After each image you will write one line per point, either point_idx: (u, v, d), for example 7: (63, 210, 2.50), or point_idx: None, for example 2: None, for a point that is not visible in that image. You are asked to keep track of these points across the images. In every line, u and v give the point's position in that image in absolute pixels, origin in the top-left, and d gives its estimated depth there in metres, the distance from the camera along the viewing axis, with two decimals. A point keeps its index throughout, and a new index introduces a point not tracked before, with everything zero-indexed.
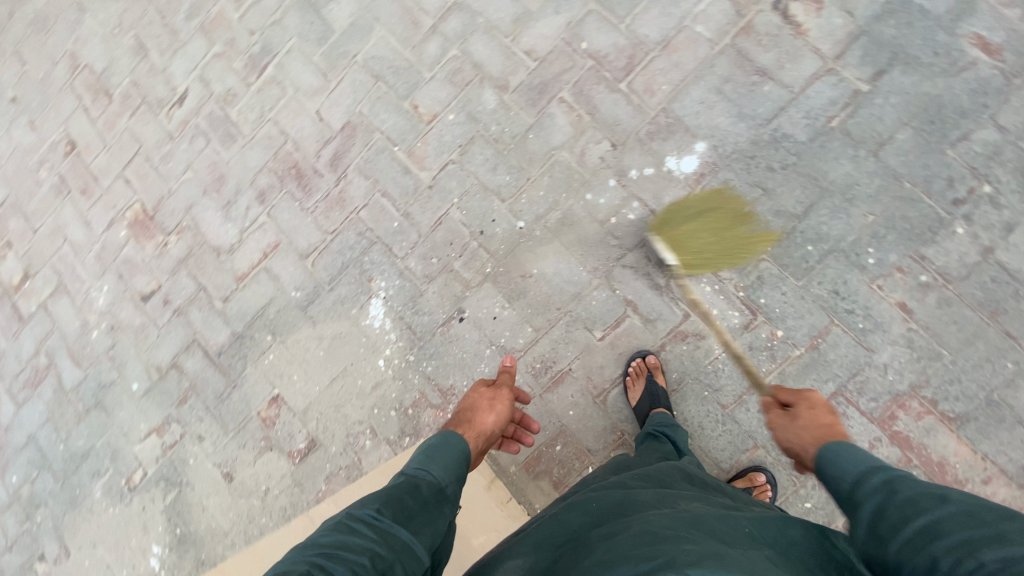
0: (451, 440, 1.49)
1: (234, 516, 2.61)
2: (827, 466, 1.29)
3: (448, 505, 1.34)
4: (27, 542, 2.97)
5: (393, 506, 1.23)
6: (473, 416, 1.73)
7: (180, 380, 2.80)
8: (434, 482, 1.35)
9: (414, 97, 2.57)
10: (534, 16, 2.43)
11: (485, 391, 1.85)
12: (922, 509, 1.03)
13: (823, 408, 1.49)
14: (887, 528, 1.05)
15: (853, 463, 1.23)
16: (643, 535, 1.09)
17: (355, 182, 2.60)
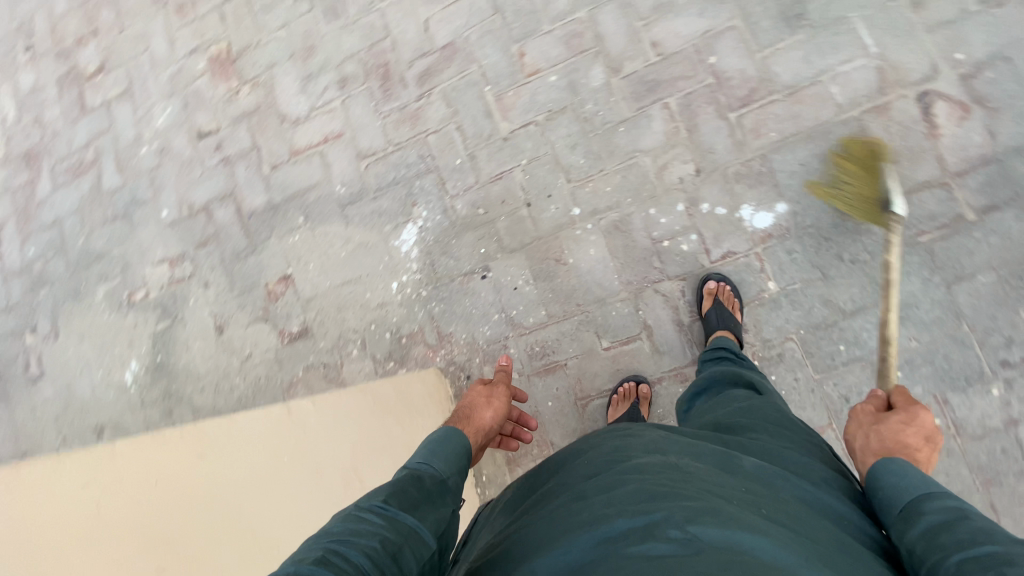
0: (451, 436, 1.51)
1: (212, 366, 2.77)
2: (879, 484, 1.16)
3: (451, 496, 1.35)
4: (26, 311, 3.17)
5: (399, 496, 1.23)
6: (470, 413, 1.74)
7: (206, 224, 2.87)
8: (437, 476, 1.37)
9: (525, 44, 2.47)
10: (676, 9, 2.29)
11: (482, 391, 1.86)
12: (992, 534, 0.92)
13: (920, 437, 1.29)
14: (949, 539, 0.94)
15: (914, 475, 1.11)
16: (640, 488, 1.09)
17: (435, 105, 2.56)
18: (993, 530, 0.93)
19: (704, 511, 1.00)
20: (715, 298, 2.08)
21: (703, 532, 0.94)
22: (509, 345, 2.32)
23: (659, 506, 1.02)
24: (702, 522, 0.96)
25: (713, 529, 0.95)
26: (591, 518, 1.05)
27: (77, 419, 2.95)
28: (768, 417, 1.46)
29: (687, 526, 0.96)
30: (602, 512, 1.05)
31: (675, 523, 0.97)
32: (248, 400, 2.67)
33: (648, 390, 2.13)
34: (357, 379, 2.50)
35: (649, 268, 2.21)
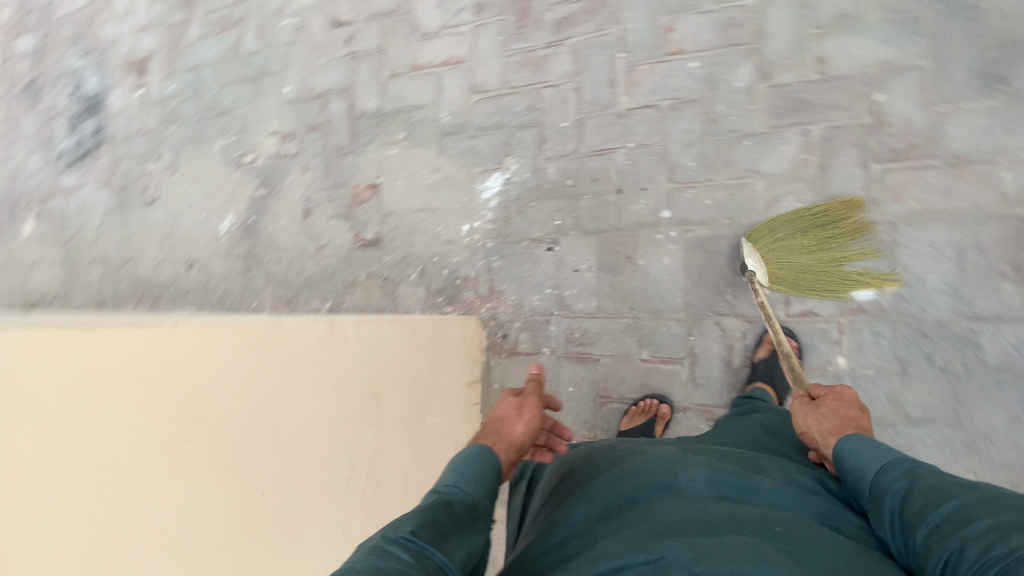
0: (483, 452, 1.30)
1: (292, 243, 3.03)
2: (841, 462, 1.24)
3: (484, 522, 1.19)
4: (157, 140, 3.55)
5: (428, 526, 1.09)
6: (498, 427, 1.41)
7: (319, 112, 3.01)
8: (469, 501, 1.20)
9: (677, 18, 2.24)
10: (859, 27, 1.98)
11: (510, 399, 1.49)
12: (947, 495, 1.02)
13: (854, 409, 1.37)
14: (912, 513, 1.04)
15: (866, 449, 1.20)
16: (648, 525, 1.14)
17: (562, 58, 2.43)
18: (947, 492, 1.03)
19: (716, 546, 1.03)
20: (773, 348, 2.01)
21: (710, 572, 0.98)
22: (551, 321, 2.36)
23: (664, 540, 1.08)
24: (705, 565, 0.99)
25: (718, 565, 0.98)
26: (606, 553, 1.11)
27: (177, 247, 3.42)
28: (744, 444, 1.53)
29: (693, 564, 1.00)
30: (607, 548, 1.13)
31: (680, 564, 1.01)
32: (314, 283, 2.95)
33: (670, 411, 2.11)
34: (409, 300, 2.69)
35: (717, 298, 2.12)
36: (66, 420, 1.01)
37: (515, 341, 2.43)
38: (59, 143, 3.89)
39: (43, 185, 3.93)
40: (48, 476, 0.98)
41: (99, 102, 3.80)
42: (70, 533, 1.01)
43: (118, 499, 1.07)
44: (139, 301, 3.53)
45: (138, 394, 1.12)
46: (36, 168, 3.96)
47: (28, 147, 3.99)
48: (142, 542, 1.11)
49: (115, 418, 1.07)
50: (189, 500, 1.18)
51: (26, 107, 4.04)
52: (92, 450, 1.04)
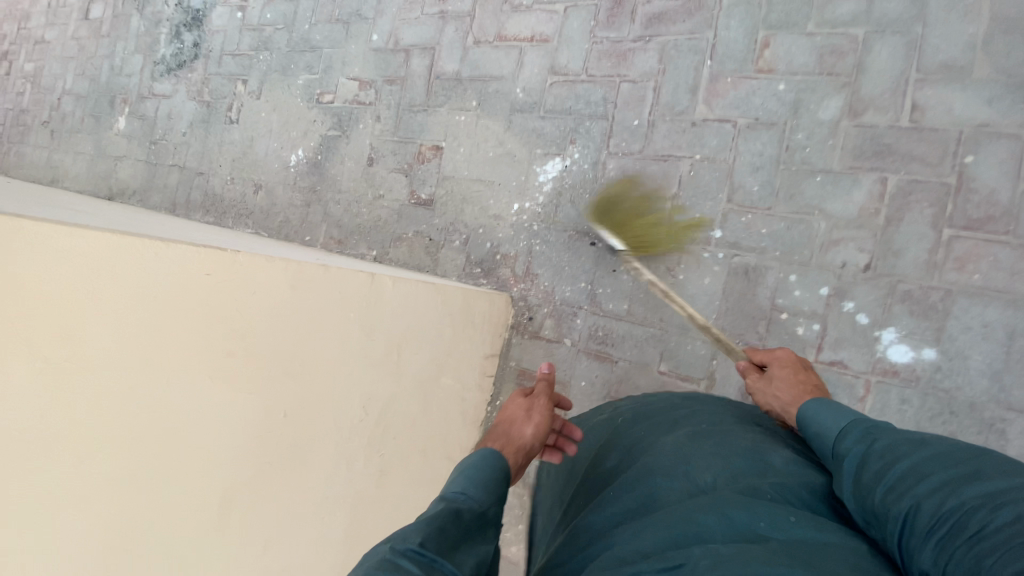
0: (491, 457, 1.38)
1: (351, 187, 3.18)
2: (808, 426, 1.34)
3: (491, 529, 1.26)
4: (248, 64, 3.73)
5: (435, 538, 1.12)
6: (509, 430, 1.54)
7: (400, 65, 3.08)
8: (475, 506, 1.26)
9: (775, 35, 2.15)
10: (968, 81, 1.86)
11: (521, 401, 1.64)
12: (900, 456, 1.09)
13: (795, 369, 1.64)
14: (871, 476, 1.09)
15: (831, 418, 1.29)
16: (665, 525, 1.10)
17: (647, 56, 2.39)
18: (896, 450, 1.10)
19: (735, 550, 0.97)
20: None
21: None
22: (578, 314, 2.42)
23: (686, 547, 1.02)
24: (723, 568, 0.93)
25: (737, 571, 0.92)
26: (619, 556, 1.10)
27: (248, 169, 3.64)
28: (735, 417, 1.50)
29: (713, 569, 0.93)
30: (622, 550, 1.11)
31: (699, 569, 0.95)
32: (365, 230, 3.09)
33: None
34: (449, 264, 2.79)
35: (752, 328, 2.08)
36: (128, 317, 1.08)
37: (539, 325, 2.50)
38: (160, 49, 4.14)
39: (140, 86, 4.21)
40: (106, 363, 1.07)
41: (202, 17, 4.01)
42: (112, 416, 1.10)
43: (159, 396, 1.15)
44: (207, 212, 3.80)
45: (193, 319, 1.19)
46: (136, 68, 4.24)
47: (133, 48, 4.27)
48: (172, 438, 1.19)
49: (172, 326, 1.15)
50: (219, 410, 1.27)
51: (137, 10, 4.30)
52: (146, 348, 1.12)
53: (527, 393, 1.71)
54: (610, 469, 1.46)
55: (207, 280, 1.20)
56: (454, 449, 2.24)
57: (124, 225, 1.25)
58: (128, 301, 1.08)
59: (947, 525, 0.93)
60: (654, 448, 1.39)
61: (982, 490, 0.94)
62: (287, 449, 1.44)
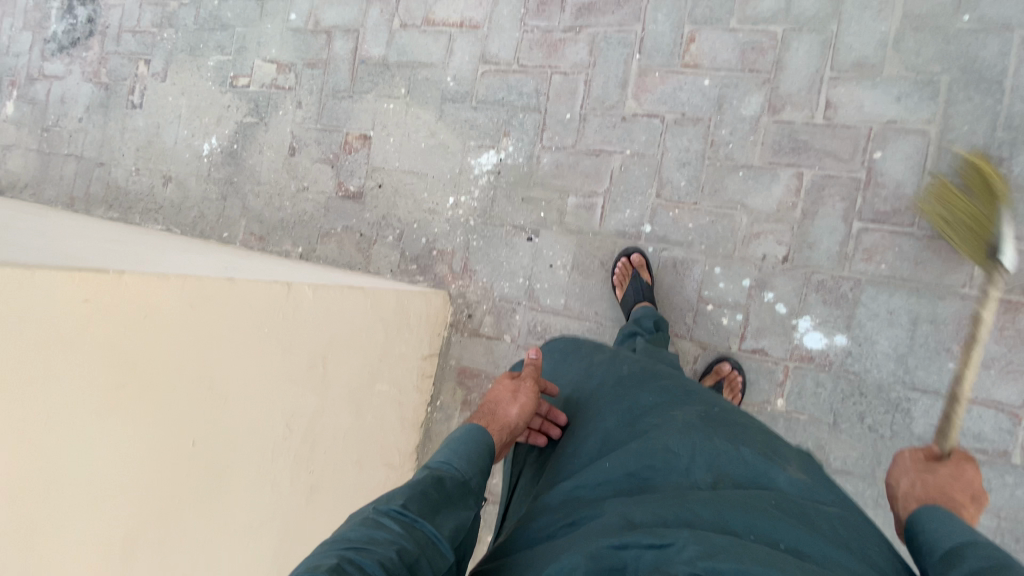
0: (475, 432, 1.41)
1: (273, 179, 2.96)
2: (921, 522, 1.09)
3: (472, 498, 1.29)
4: (150, 41, 3.38)
5: (419, 500, 1.18)
6: (495, 410, 1.50)
7: (323, 48, 2.88)
8: (459, 476, 1.30)
9: (700, 30, 2.18)
10: (877, 79, 1.95)
11: (507, 383, 1.56)
12: None
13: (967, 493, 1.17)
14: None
15: (961, 527, 1.03)
16: (656, 504, 1.10)
17: (577, 46, 2.36)
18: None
19: (728, 542, 0.98)
20: (720, 380, 2.02)
21: (715, 567, 0.93)
22: (517, 310, 2.40)
23: (676, 528, 1.02)
24: (714, 561, 0.94)
25: (724, 562, 0.93)
26: (607, 531, 1.07)
27: (156, 160, 3.32)
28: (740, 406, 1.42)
29: (699, 561, 0.95)
30: (609, 524, 1.09)
31: (685, 559, 0.96)
32: (289, 225, 2.90)
33: (643, 259, 2.18)
34: (383, 261, 2.69)
35: (681, 319, 2.15)
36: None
37: (478, 322, 2.46)
38: (50, 25, 3.67)
39: (28, 66, 3.72)
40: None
41: None
42: None
43: (36, 442, 0.99)
44: (110, 207, 3.44)
45: (80, 356, 1.02)
46: (24, 47, 3.74)
47: (21, 23, 3.76)
48: (61, 487, 1.04)
49: (54, 366, 0.99)
50: (118, 452, 1.12)
51: None
52: (22, 397, 0.95)
53: (515, 374, 1.62)
54: (606, 434, 1.37)
55: (91, 307, 1.03)
56: (392, 453, 2.18)
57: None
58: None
59: None
60: (658, 422, 1.32)
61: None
62: (199, 480, 1.31)
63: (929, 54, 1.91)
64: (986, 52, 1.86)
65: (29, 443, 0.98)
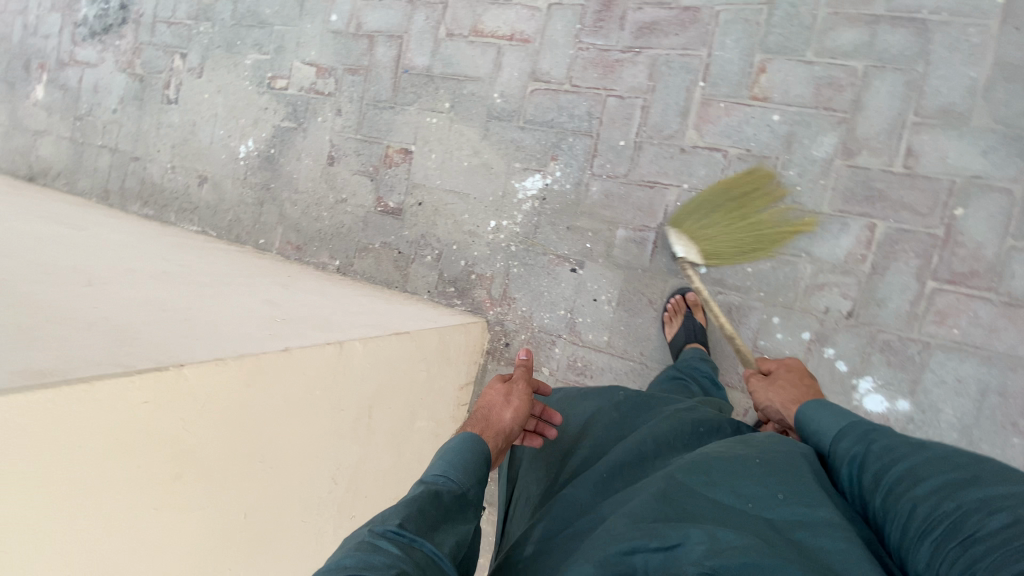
0: (471, 440, 1.23)
1: (310, 188, 2.91)
2: (806, 423, 1.33)
3: (472, 510, 1.15)
4: (186, 34, 3.30)
5: (415, 518, 1.02)
6: (485, 415, 1.36)
7: (364, 53, 2.77)
8: (456, 488, 1.14)
9: (772, 60, 2.02)
10: (964, 129, 1.81)
11: (497, 385, 1.43)
12: (901, 457, 1.09)
13: (800, 376, 1.57)
14: (869, 481, 1.10)
15: (827, 418, 1.28)
16: (651, 500, 1.09)
17: (636, 70, 2.22)
18: (893, 449, 1.11)
19: (733, 536, 0.97)
20: None
21: (723, 562, 0.92)
22: (557, 343, 2.34)
23: (680, 527, 1.01)
24: (722, 557, 0.93)
25: (733, 558, 0.92)
26: (612, 536, 1.05)
27: (192, 158, 3.28)
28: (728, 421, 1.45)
29: (705, 559, 0.94)
30: (613, 525, 1.08)
31: (692, 559, 0.95)
32: (326, 236, 2.86)
33: (697, 298, 2.12)
34: (420, 281, 2.63)
35: (732, 366, 2.09)
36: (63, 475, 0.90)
37: (516, 352, 2.41)
38: (84, 9, 3.61)
39: (59, 50, 3.68)
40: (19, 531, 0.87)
41: None
42: None
43: (103, 542, 0.98)
44: (145, 204, 3.43)
45: (140, 453, 1.01)
46: (60, 32, 3.69)
47: (50, 5, 3.72)
48: None
49: (117, 467, 0.98)
50: (178, 537, 1.11)
51: None
52: (87, 501, 0.95)
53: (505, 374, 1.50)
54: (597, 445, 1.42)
55: (144, 406, 1.00)
56: None
57: (27, 331, 1.00)
58: (47, 454, 0.88)
59: (941, 526, 0.93)
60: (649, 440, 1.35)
61: (982, 497, 0.94)
62: (251, 548, 1.31)
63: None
64: None
65: (97, 544, 0.98)
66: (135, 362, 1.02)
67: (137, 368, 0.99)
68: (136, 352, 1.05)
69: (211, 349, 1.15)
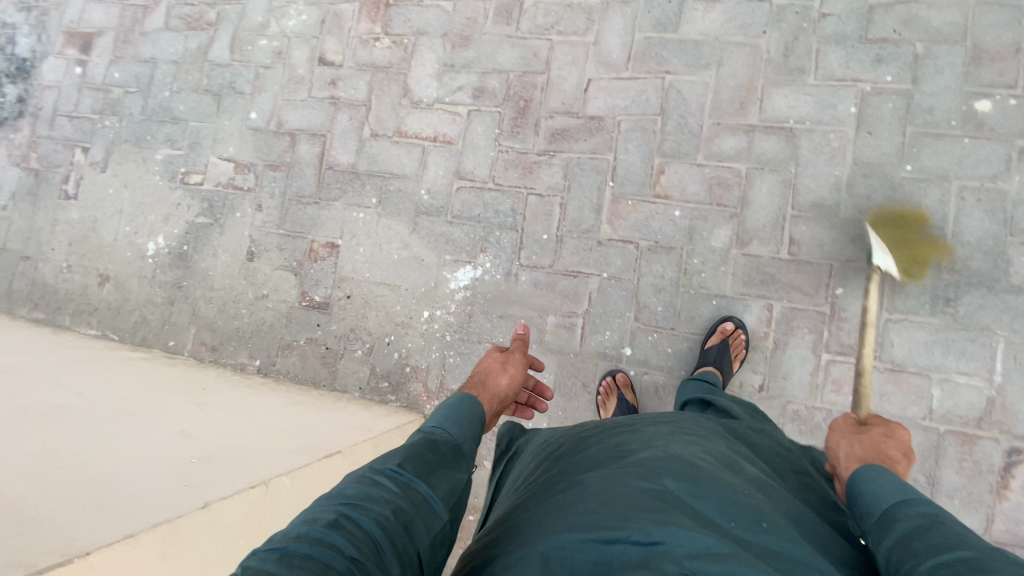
0: (466, 401, 1.41)
1: (228, 284, 2.77)
2: (858, 483, 1.21)
3: (466, 462, 1.27)
4: (87, 127, 3.14)
5: (414, 460, 1.17)
6: (486, 380, 1.70)
7: (286, 151, 2.77)
8: (451, 440, 1.29)
9: (670, 162, 2.27)
10: (834, 220, 2.10)
11: (497, 356, 1.83)
12: (957, 545, 0.96)
13: (898, 451, 1.33)
14: (920, 545, 0.99)
15: (884, 484, 1.16)
16: (634, 494, 1.08)
17: (553, 169, 2.40)
18: (959, 536, 0.98)
19: (714, 543, 0.96)
20: None
21: (701, 567, 0.91)
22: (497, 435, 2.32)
23: (663, 525, 0.99)
24: (704, 561, 0.92)
25: (714, 565, 0.91)
26: (596, 523, 1.02)
27: (91, 256, 3.03)
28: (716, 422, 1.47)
29: (686, 561, 0.92)
30: (599, 514, 1.04)
31: (673, 558, 0.93)
32: (245, 334, 2.71)
33: (626, 377, 2.20)
34: (350, 377, 2.54)
35: None
36: None
37: None
38: None
39: None
40: None
41: (27, 66, 3.30)
42: None
43: None
44: (32, 307, 3.08)
45: None
46: None
47: None
48: None
49: None
50: None
51: None
52: None
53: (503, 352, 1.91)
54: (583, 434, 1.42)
55: None
56: None
57: None
58: None
59: None
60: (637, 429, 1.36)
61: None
62: None
63: (878, 199, 2.07)
64: (929, 200, 2.03)
65: None
66: (35, 554, 0.93)
67: (40, 566, 0.91)
68: (33, 543, 0.95)
69: (121, 523, 1.04)
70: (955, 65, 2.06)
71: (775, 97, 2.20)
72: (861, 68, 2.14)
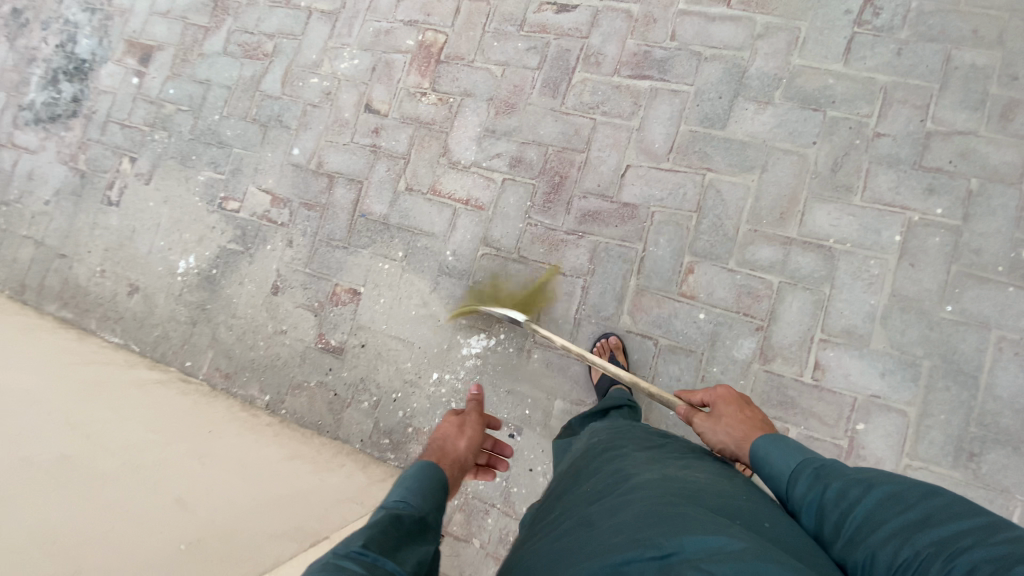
0: (427, 467, 1.44)
1: (250, 313, 2.83)
2: (761, 463, 1.43)
3: (431, 534, 1.28)
4: (138, 137, 3.25)
5: (377, 540, 1.13)
6: (444, 445, 1.68)
7: (322, 191, 2.82)
8: (416, 513, 1.29)
9: (699, 263, 2.22)
10: (865, 350, 2.02)
11: (452, 420, 1.79)
12: (855, 502, 1.17)
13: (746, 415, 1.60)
14: (829, 527, 1.17)
15: (782, 458, 1.38)
16: (642, 512, 1.09)
17: (580, 251, 2.37)
18: (848, 499, 1.18)
19: (727, 542, 0.95)
20: None
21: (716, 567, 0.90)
22: (490, 513, 2.29)
23: (675, 535, 0.99)
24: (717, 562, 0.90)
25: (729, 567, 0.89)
26: (610, 548, 1.02)
27: (125, 265, 3.13)
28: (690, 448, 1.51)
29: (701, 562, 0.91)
30: (609, 543, 1.03)
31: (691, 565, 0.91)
32: (259, 367, 2.76)
33: (619, 341, 2.23)
34: (353, 427, 2.55)
35: None
36: None
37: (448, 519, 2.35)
38: (29, 93, 3.51)
39: None
40: None
41: (87, 68, 3.44)
42: None
43: None
44: (62, 305, 3.19)
45: None
46: None
47: None
48: None
49: None
50: None
51: (8, 39, 3.66)
52: None
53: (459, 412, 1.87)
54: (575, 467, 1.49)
55: None
56: None
57: None
58: None
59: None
60: (625, 455, 1.40)
61: (933, 541, 1.03)
62: None
63: (913, 335, 1.99)
64: (965, 345, 1.95)
65: None
66: None
67: None
68: None
69: None
70: (1009, 206, 2.00)
71: (818, 213, 2.14)
72: (910, 195, 2.07)
